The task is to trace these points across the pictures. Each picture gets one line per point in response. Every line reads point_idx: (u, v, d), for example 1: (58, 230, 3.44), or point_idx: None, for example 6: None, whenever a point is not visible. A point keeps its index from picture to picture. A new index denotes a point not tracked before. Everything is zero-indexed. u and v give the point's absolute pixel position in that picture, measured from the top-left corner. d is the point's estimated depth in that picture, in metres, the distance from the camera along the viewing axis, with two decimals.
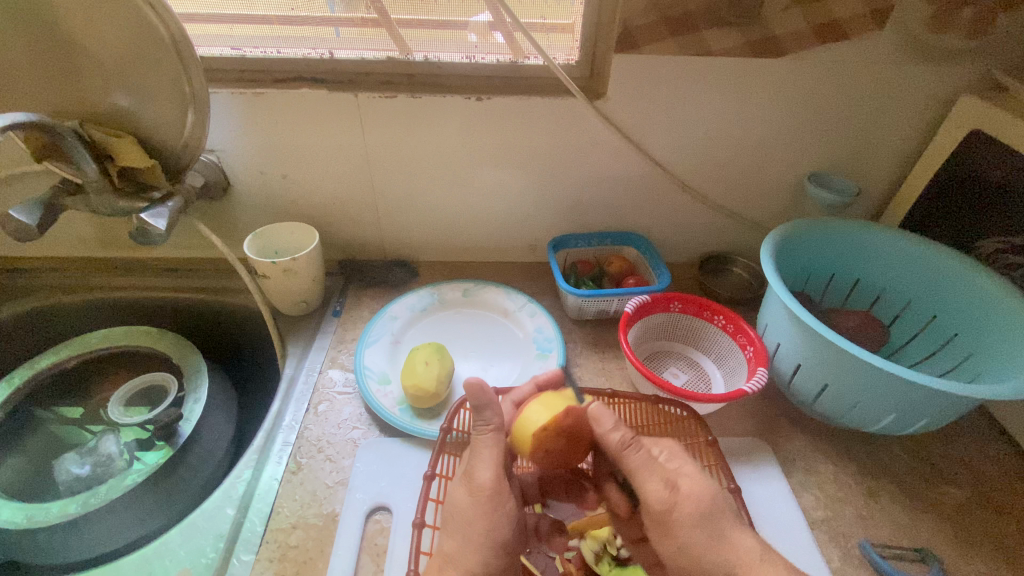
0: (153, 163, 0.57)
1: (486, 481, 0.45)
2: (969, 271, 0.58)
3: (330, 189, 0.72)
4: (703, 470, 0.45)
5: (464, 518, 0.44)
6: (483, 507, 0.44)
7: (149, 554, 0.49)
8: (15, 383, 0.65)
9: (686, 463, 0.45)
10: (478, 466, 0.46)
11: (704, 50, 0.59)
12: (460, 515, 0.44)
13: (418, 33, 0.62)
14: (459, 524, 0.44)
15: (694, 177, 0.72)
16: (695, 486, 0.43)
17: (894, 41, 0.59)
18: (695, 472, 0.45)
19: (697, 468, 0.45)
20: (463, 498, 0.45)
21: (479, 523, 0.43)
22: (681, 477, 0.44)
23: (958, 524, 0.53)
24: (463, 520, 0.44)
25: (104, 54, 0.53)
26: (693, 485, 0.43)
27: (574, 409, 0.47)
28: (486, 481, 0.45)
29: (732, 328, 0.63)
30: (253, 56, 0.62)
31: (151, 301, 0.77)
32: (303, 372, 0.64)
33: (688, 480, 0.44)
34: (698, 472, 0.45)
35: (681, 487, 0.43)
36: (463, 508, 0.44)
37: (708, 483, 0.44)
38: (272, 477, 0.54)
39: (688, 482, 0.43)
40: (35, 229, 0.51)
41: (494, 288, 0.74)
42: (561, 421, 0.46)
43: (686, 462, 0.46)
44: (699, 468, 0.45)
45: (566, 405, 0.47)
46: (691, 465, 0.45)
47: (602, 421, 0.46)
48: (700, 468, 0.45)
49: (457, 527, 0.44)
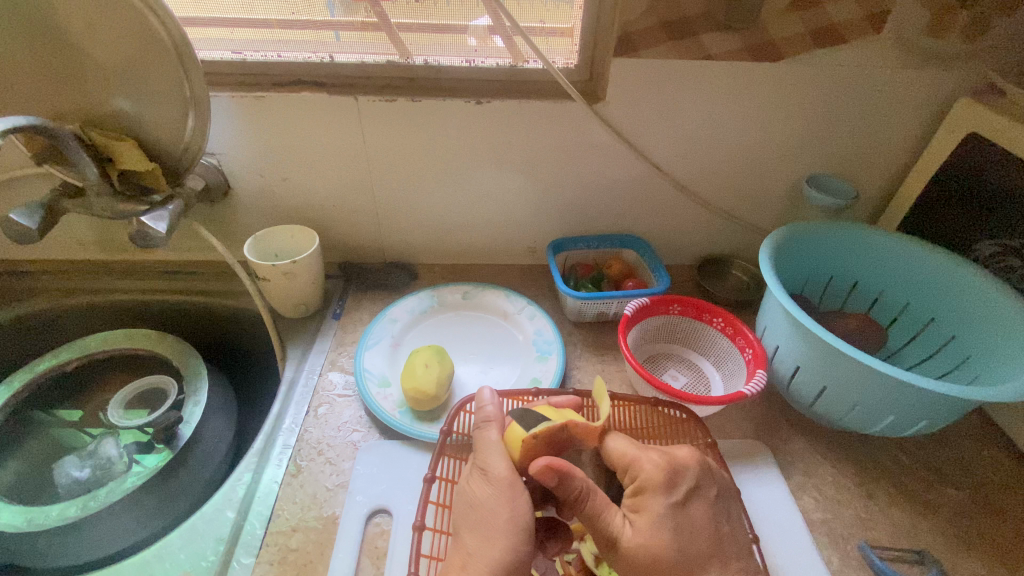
0: (153, 167, 0.58)
1: (502, 471, 0.46)
2: (967, 276, 0.58)
3: (330, 192, 0.72)
4: (657, 523, 0.43)
5: (485, 510, 0.43)
6: (505, 495, 0.44)
7: (149, 558, 0.49)
8: (14, 387, 0.64)
9: (640, 513, 0.44)
10: (489, 461, 0.47)
11: (702, 54, 0.60)
12: (483, 505, 0.44)
13: (418, 37, 0.62)
14: (480, 516, 0.43)
15: (692, 180, 0.72)
16: (633, 543, 0.42)
17: (892, 44, 0.59)
18: (643, 526, 0.43)
19: (649, 520, 0.44)
20: (481, 489, 0.45)
21: (500, 512, 0.43)
22: (626, 531, 0.43)
23: (956, 525, 0.53)
24: (485, 511, 0.44)
25: (104, 57, 0.53)
26: (634, 541, 0.42)
27: (569, 426, 0.48)
28: (501, 471, 0.46)
29: (731, 330, 0.63)
30: (253, 60, 0.62)
31: (150, 303, 0.77)
32: (303, 375, 0.64)
33: (632, 535, 0.43)
34: (649, 525, 0.43)
35: (621, 543, 0.42)
36: (484, 500, 0.44)
37: (655, 541, 0.42)
38: (271, 480, 0.54)
39: (630, 540, 0.42)
40: (36, 233, 0.51)
41: (493, 290, 0.75)
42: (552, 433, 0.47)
43: (643, 509, 0.44)
44: (652, 518, 0.44)
45: (563, 420, 0.48)
46: (645, 513, 0.44)
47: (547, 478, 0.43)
48: (656, 518, 0.44)
49: (476, 520, 0.43)
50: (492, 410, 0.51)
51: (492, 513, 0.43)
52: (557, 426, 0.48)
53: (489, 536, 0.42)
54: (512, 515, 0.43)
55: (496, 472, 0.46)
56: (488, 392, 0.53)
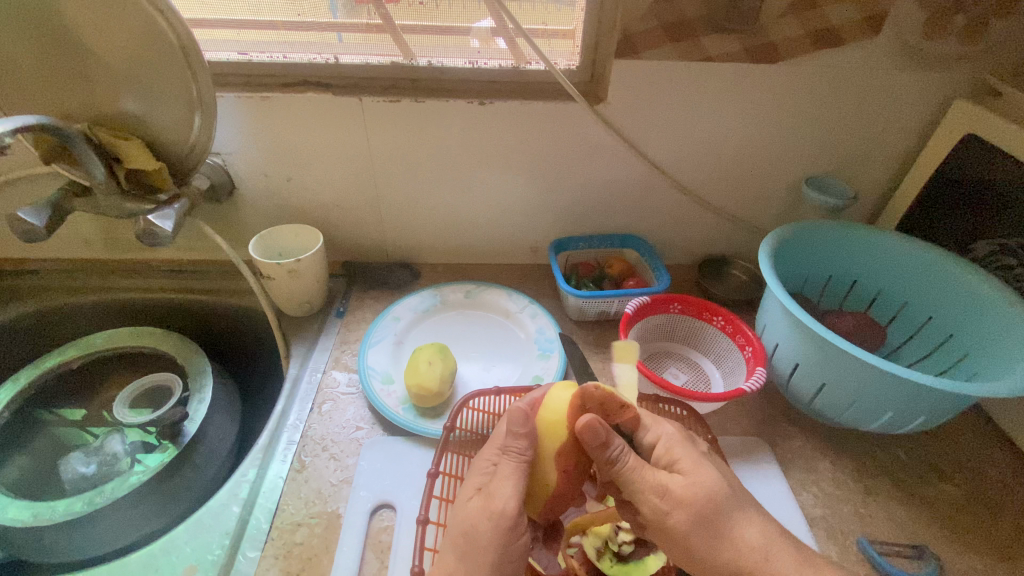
0: (161, 167, 0.58)
1: (508, 508, 0.43)
2: (964, 274, 0.59)
3: (334, 192, 0.72)
4: (697, 463, 0.45)
5: (478, 541, 0.42)
6: (501, 530, 0.42)
7: (156, 551, 0.49)
8: (20, 383, 0.65)
9: (679, 461, 0.45)
10: (498, 487, 0.44)
11: (702, 55, 0.61)
12: (473, 531, 0.42)
13: (422, 39, 0.63)
14: (471, 543, 0.42)
15: (692, 181, 0.73)
16: (684, 490, 0.43)
17: (888, 46, 0.60)
18: (687, 471, 0.45)
19: (690, 465, 0.45)
20: (479, 516, 0.43)
21: (491, 550, 0.42)
22: (675, 481, 0.44)
23: (954, 521, 0.54)
24: (474, 538, 0.42)
25: (112, 58, 0.54)
26: (686, 487, 0.43)
27: (631, 408, 0.48)
28: (507, 507, 0.43)
29: (731, 329, 0.64)
30: (260, 61, 0.63)
31: (155, 301, 0.77)
32: (307, 372, 0.65)
33: (681, 482, 0.44)
34: (691, 469, 0.45)
35: (674, 490, 0.43)
36: (478, 526, 0.43)
37: (703, 481, 0.44)
38: (276, 476, 0.55)
39: (680, 486, 0.44)
40: (43, 230, 0.52)
41: (495, 289, 0.75)
42: (613, 399, 0.47)
43: (679, 457, 0.46)
44: (691, 464, 0.45)
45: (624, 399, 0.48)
46: (684, 460, 0.45)
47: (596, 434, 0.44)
48: (694, 462, 0.45)
49: (467, 548, 0.42)
50: (522, 440, 0.46)
51: (483, 546, 0.42)
52: (620, 399, 0.47)
53: (475, 561, 0.41)
54: (501, 557, 0.42)
55: (502, 506, 0.43)
56: (519, 417, 0.46)
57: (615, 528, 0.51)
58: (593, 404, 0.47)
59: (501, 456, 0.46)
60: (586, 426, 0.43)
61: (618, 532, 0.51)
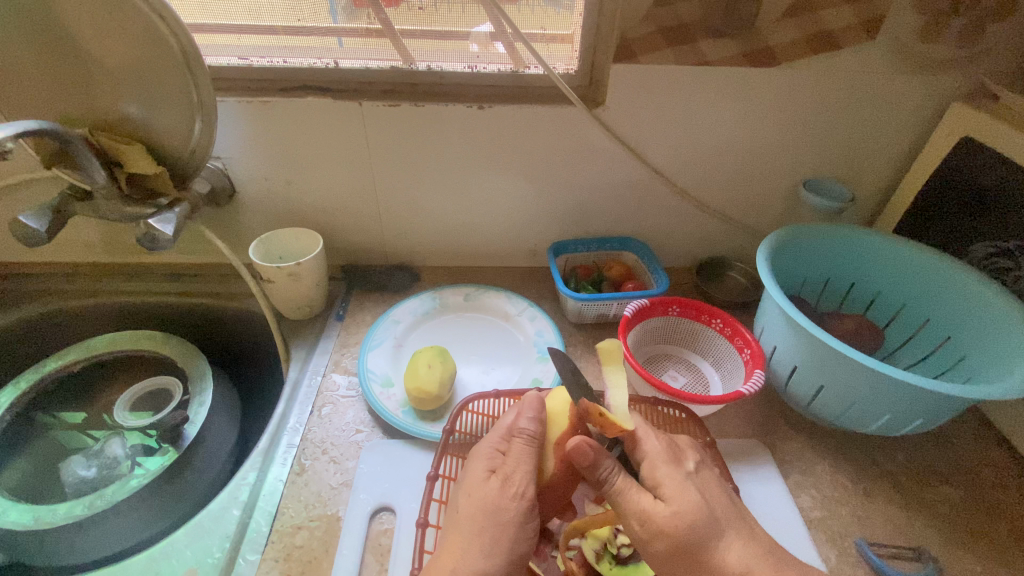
0: (161, 171, 0.58)
1: (527, 491, 0.46)
2: (962, 275, 0.59)
3: (333, 196, 0.73)
4: (681, 488, 0.45)
5: (497, 518, 0.44)
6: (518, 510, 0.45)
7: (156, 554, 0.49)
8: (20, 388, 0.65)
9: (663, 484, 0.45)
10: (514, 471, 0.47)
11: (699, 59, 0.61)
12: (493, 509, 0.44)
13: (421, 43, 0.64)
14: (490, 520, 0.44)
15: (690, 184, 0.73)
16: (668, 517, 0.43)
17: (885, 50, 0.60)
18: (671, 496, 0.44)
19: (674, 488, 0.45)
20: (498, 497, 0.45)
21: (510, 527, 0.44)
22: (655, 506, 0.44)
23: (952, 523, 0.54)
24: (494, 515, 0.44)
25: (114, 65, 0.54)
26: (669, 514, 0.43)
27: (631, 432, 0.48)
28: (526, 490, 0.46)
29: (729, 332, 0.64)
30: (261, 65, 0.63)
31: (155, 305, 0.78)
32: (307, 375, 0.65)
33: (664, 509, 0.44)
34: (676, 493, 0.45)
35: (656, 519, 0.43)
36: (496, 503, 0.45)
37: (686, 506, 0.44)
38: (276, 479, 0.55)
39: (664, 513, 0.43)
40: (46, 235, 0.52)
41: (494, 292, 0.76)
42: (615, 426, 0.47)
43: (664, 481, 0.45)
44: (675, 486, 0.45)
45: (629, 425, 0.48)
46: (669, 484, 0.45)
47: (584, 456, 0.44)
48: (678, 486, 0.45)
49: (489, 525, 0.44)
50: (532, 424, 0.49)
51: (502, 526, 0.44)
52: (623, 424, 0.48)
53: (491, 546, 0.43)
54: (519, 535, 0.44)
55: (521, 488, 0.46)
56: (533, 403, 0.50)
57: (614, 530, 0.51)
58: (593, 418, 0.48)
59: (512, 440, 0.49)
60: (574, 448, 0.44)
61: (617, 535, 0.51)
